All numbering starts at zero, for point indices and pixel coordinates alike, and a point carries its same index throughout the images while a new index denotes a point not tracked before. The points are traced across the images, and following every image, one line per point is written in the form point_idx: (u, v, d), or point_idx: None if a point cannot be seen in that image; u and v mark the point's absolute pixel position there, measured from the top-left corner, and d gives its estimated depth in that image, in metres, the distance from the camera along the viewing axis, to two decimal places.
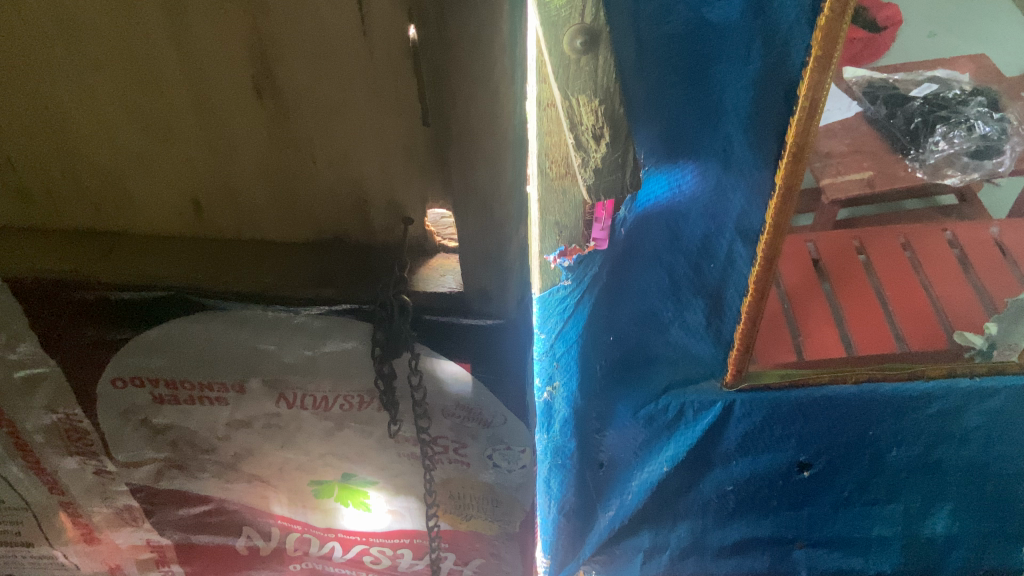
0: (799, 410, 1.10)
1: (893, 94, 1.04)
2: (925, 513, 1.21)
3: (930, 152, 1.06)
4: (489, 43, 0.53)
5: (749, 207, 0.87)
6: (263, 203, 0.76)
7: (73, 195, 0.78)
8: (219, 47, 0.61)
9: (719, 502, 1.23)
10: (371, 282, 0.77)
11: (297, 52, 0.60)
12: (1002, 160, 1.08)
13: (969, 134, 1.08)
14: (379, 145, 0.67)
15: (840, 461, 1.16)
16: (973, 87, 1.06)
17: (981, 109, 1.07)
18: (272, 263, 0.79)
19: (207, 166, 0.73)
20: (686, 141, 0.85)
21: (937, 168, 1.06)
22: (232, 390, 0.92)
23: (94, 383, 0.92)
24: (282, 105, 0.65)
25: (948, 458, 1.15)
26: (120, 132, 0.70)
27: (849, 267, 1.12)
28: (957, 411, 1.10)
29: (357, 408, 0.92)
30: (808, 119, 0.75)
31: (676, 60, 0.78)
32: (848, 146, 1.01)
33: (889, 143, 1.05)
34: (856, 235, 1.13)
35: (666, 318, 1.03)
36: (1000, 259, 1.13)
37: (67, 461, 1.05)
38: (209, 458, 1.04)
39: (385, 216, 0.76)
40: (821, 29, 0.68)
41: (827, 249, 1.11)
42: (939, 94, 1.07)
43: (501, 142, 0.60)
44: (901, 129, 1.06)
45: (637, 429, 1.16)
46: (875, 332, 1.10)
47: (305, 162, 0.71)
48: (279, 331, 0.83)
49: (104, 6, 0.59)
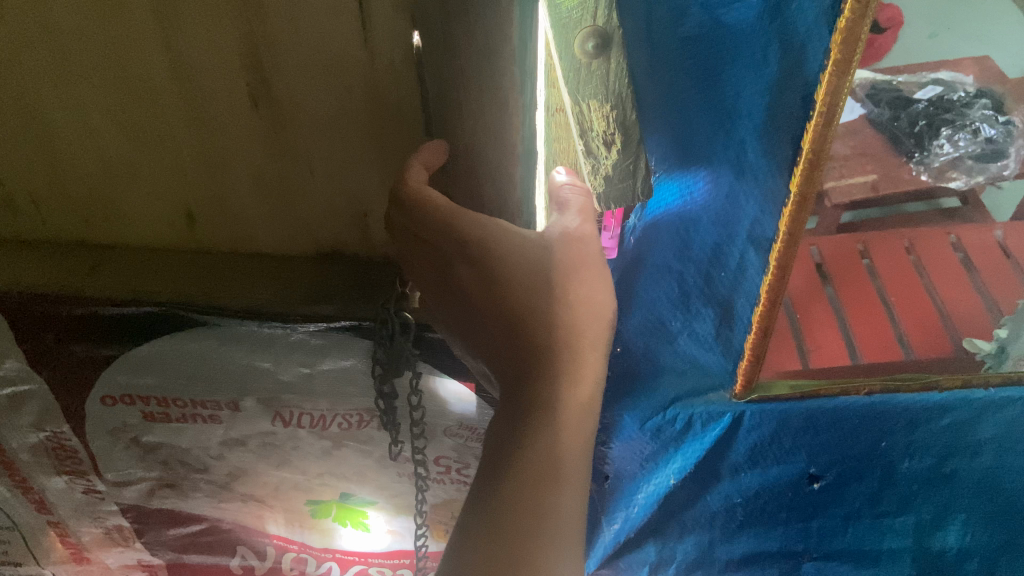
0: (811, 421, 1.06)
1: (895, 97, 0.82)
2: (937, 525, 1.15)
3: (934, 156, 0.85)
4: (499, 54, 0.53)
5: (762, 213, 0.85)
6: (258, 214, 0.77)
7: (62, 207, 0.77)
8: (215, 57, 0.60)
9: (726, 515, 1.19)
10: (370, 298, 0.78)
11: (295, 63, 0.61)
12: (1008, 164, 0.88)
13: (975, 137, 0.87)
14: (375, 153, 0.69)
15: (852, 471, 1.12)
16: (977, 86, 0.85)
17: (985, 111, 0.87)
18: (266, 275, 0.80)
19: (201, 178, 0.73)
20: (699, 147, 0.84)
21: (941, 173, 0.86)
22: (225, 409, 0.92)
23: (82, 402, 0.92)
24: (280, 115, 0.65)
25: (962, 469, 1.10)
26: (112, 141, 0.69)
27: (853, 272, 0.95)
28: (972, 422, 1.06)
29: (356, 427, 0.93)
30: (825, 124, 0.74)
31: (689, 62, 0.78)
32: (851, 148, 0.83)
33: (893, 149, 0.84)
34: (861, 238, 0.93)
35: (675, 328, 1.01)
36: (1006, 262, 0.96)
37: (55, 481, 1.04)
38: (202, 478, 1.05)
39: (383, 229, 0.78)
40: (841, 31, 0.67)
41: (832, 253, 0.93)
42: (944, 96, 0.85)
43: (507, 153, 0.61)
44: (904, 132, 0.85)
45: (644, 441, 1.12)
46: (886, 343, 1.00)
47: (302, 173, 0.71)
48: (276, 348, 0.84)
49: (93, 16, 0.57)
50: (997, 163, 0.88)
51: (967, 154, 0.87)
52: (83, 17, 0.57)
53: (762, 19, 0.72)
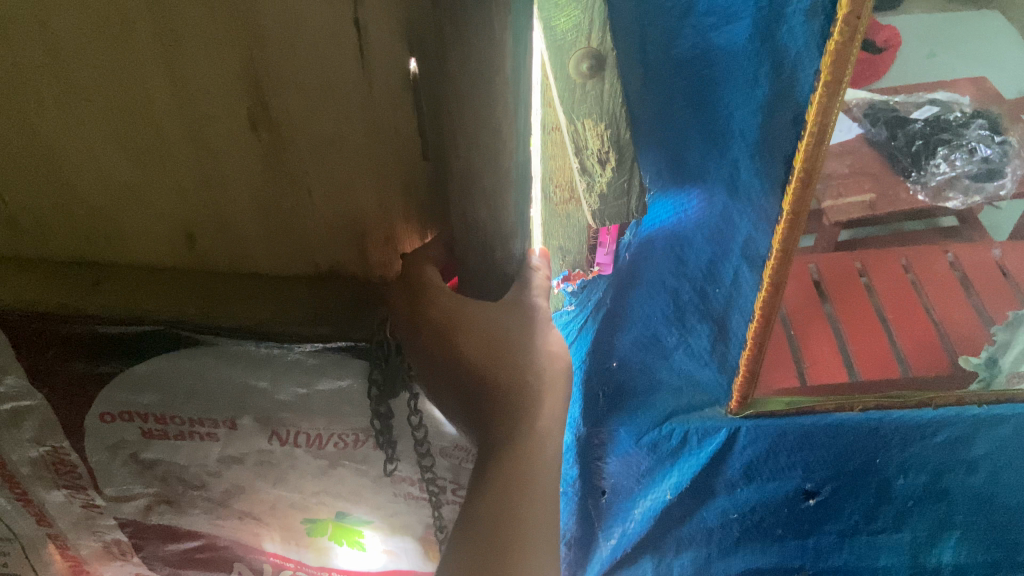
0: (805, 437, 1.24)
1: (892, 116, 0.94)
2: (932, 542, 1.34)
3: (931, 175, 0.98)
4: (491, 81, 0.51)
5: (755, 231, 0.96)
6: (257, 234, 0.76)
7: (62, 226, 0.76)
8: (216, 78, 0.60)
9: (722, 532, 1.35)
10: (364, 317, 0.77)
11: (294, 90, 0.61)
12: (1005, 183, 1.01)
13: (972, 158, 0.99)
14: (374, 176, 0.69)
15: (842, 489, 1.30)
16: (974, 110, 0.97)
17: (983, 132, 0.98)
18: (263, 294, 0.80)
19: (201, 198, 0.73)
20: (692, 168, 0.95)
21: (939, 191, 0.99)
22: (223, 426, 0.92)
23: (80, 415, 0.92)
24: (279, 137, 0.65)
25: (955, 486, 1.29)
26: (111, 160, 0.69)
27: (848, 288, 1.10)
28: (965, 440, 1.24)
29: (351, 446, 0.92)
30: (817, 143, 0.81)
31: (683, 82, 0.85)
32: (848, 169, 0.94)
33: (891, 167, 0.97)
34: (857, 258, 1.06)
35: (669, 344, 1.15)
36: (1000, 280, 1.11)
37: (54, 494, 1.04)
38: (200, 495, 1.04)
39: (383, 251, 0.78)
40: (830, 54, 0.73)
41: (828, 271, 1.06)
42: (942, 116, 0.96)
43: (500, 180, 0.58)
44: (903, 151, 0.97)
45: (641, 456, 1.27)
46: (875, 348, 1.14)
47: (302, 194, 0.71)
48: (272, 367, 0.84)
49: (95, 35, 0.58)
50: (995, 182, 1.00)
51: (965, 173, 1.00)
52: (86, 37, 0.58)
53: (754, 42, 0.78)
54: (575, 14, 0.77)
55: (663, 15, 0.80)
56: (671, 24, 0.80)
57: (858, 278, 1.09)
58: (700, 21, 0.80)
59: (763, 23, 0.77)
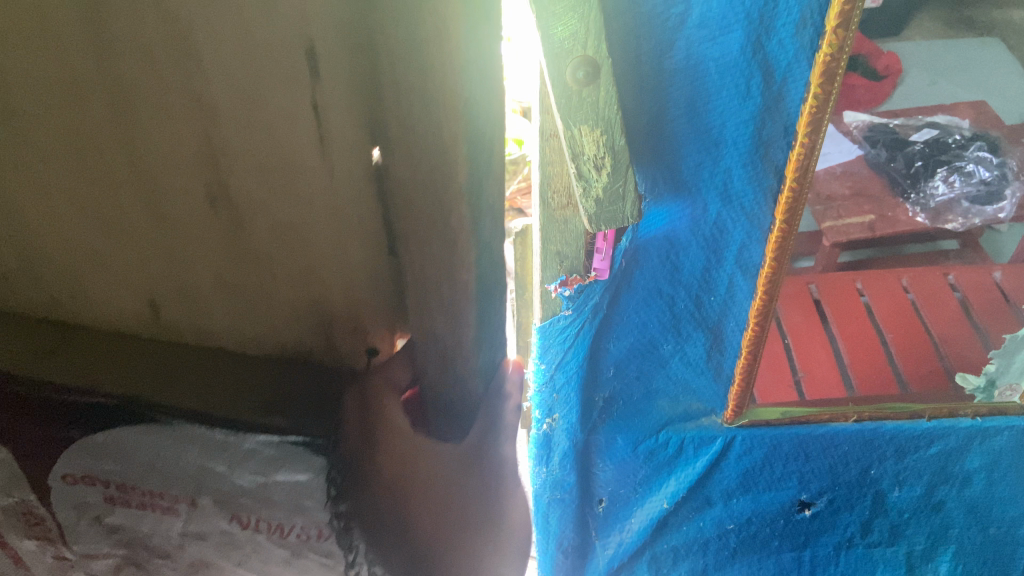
0: (801, 448, 1.24)
1: (893, 141, 1.74)
2: (929, 554, 1.37)
3: (928, 194, 1.74)
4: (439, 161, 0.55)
5: (747, 238, 1.00)
6: (220, 316, 0.77)
7: (28, 289, 0.78)
8: (173, 149, 0.64)
9: (719, 541, 1.35)
10: (326, 416, 0.75)
11: (250, 162, 0.64)
12: (1003, 207, 1.62)
13: (966, 180, 1.71)
14: (332, 261, 0.70)
15: (840, 501, 1.30)
16: (973, 134, 1.62)
17: (981, 154, 1.66)
18: (219, 382, 0.77)
19: (163, 272, 0.74)
20: (685, 173, 0.96)
21: (939, 213, 1.68)
22: (183, 502, 0.87)
23: (43, 476, 0.88)
24: (235, 214, 0.68)
25: (950, 498, 1.31)
26: (73, 225, 0.71)
27: (849, 305, 1.52)
28: (960, 451, 1.26)
29: (313, 538, 0.84)
30: (808, 154, 0.89)
31: (677, 92, 0.88)
32: (850, 189, 1.72)
33: (892, 186, 1.76)
34: (858, 279, 1.57)
35: (665, 352, 1.15)
36: (1000, 298, 1.38)
37: (25, 543, 0.99)
38: (166, 564, 0.97)
39: (351, 345, 0.77)
40: (821, 66, 0.81)
41: (826, 292, 1.52)
42: (942, 138, 1.71)
43: (459, 281, 0.63)
44: (903, 173, 1.77)
45: (637, 463, 1.27)
46: (877, 378, 1.36)
47: (262, 276, 0.73)
48: (228, 454, 0.80)
49: (59, 100, 0.62)
50: (991, 205, 1.63)
51: (964, 193, 1.70)
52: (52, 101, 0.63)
53: (745, 51, 0.84)
54: (571, 24, 0.77)
55: (658, 28, 0.83)
56: (666, 36, 0.84)
57: (859, 296, 1.55)
58: (693, 32, 0.84)
59: (753, 34, 0.83)
